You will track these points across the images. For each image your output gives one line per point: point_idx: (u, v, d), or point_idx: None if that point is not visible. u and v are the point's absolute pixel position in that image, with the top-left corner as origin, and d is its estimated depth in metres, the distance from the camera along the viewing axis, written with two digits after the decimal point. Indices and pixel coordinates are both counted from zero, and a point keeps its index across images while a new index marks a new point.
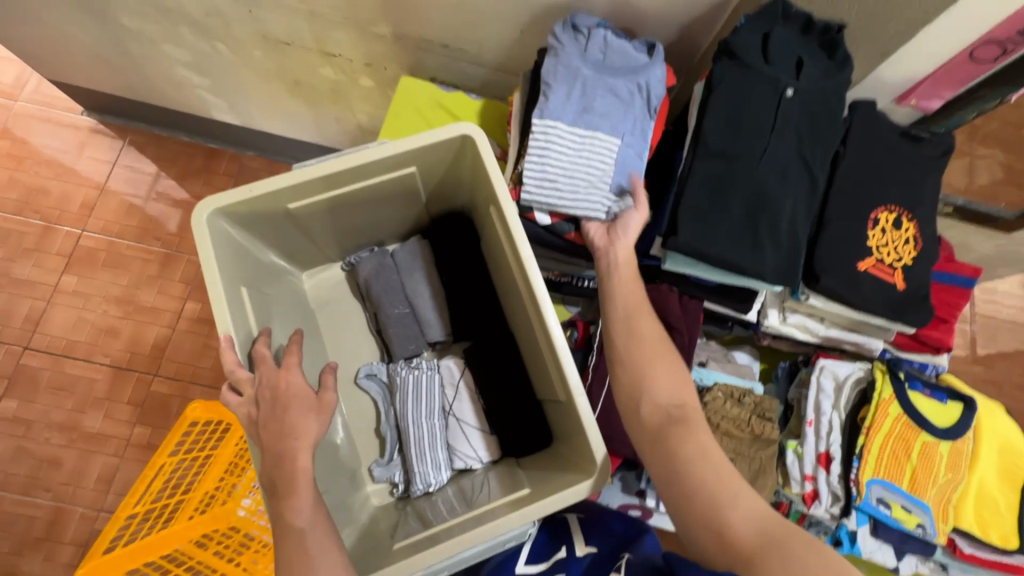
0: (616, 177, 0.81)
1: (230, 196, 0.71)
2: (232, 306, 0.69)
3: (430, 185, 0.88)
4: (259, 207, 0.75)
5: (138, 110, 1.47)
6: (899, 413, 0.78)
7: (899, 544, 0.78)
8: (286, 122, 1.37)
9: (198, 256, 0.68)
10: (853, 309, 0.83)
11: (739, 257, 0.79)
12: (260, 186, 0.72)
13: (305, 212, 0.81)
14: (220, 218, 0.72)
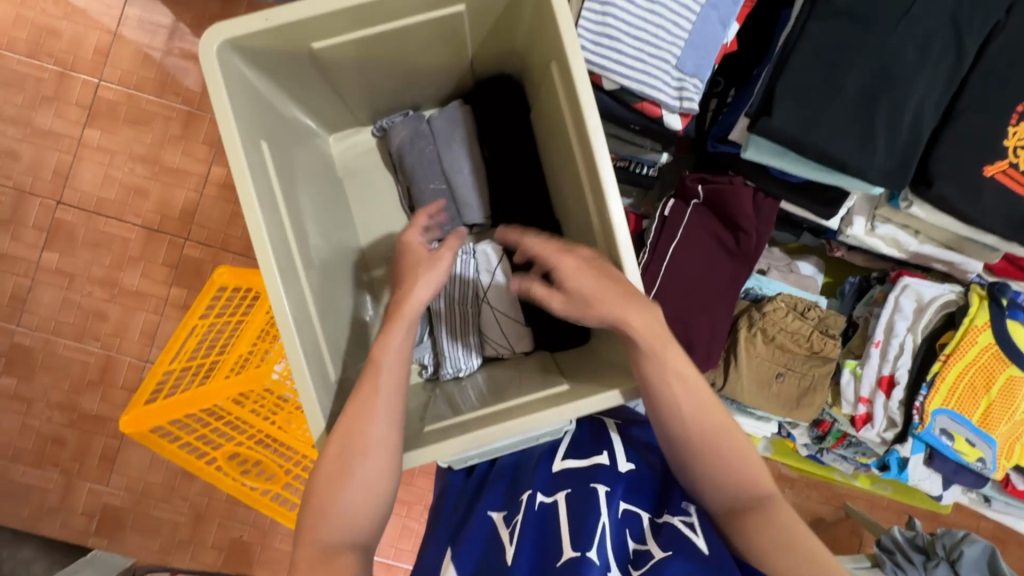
0: (689, 52, 0.69)
1: (245, 24, 0.60)
2: (252, 160, 0.61)
3: (478, 33, 0.74)
4: (279, 43, 0.64)
5: None
6: (989, 343, 0.70)
7: (951, 475, 0.75)
8: None
9: (210, 100, 0.58)
10: (962, 224, 0.71)
11: (840, 148, 0.66)
12: (278, 14, 0.60)
13: (331, 57, 0.70)
14: (235, 53, 0.62)
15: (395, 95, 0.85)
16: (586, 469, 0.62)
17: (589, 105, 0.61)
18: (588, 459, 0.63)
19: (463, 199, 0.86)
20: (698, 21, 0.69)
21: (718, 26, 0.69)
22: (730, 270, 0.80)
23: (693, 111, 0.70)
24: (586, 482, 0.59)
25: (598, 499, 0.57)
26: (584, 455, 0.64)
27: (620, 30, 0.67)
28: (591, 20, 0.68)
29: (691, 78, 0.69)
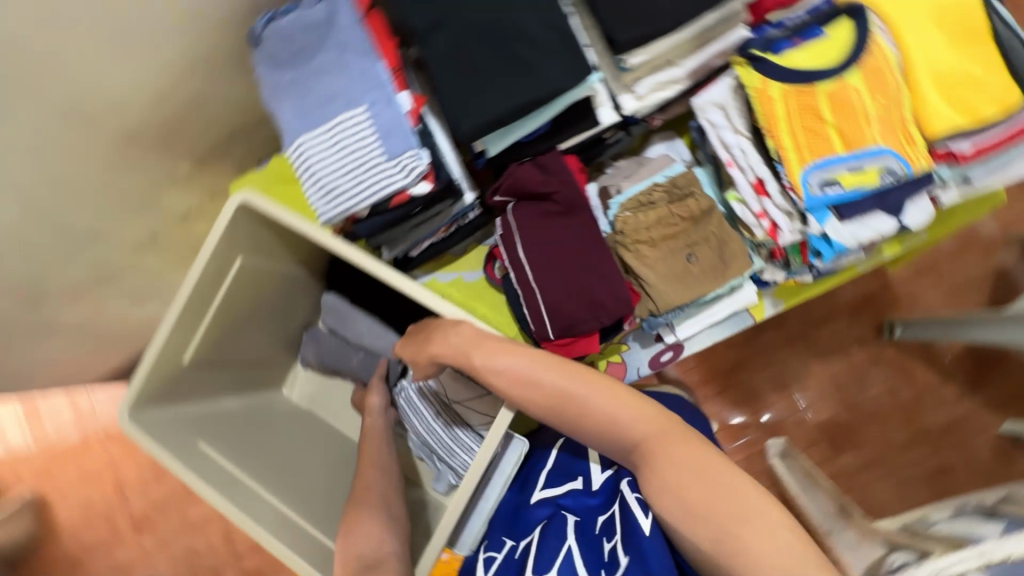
0: (387, 140, 0.79)
1: (129, 391, 0.75)
2: (199, 469, 0.73)
3: (279, 251, 0.89)
4: (163, 379, 0.79)
5: None
6: (783, 90, 0.64)
7: (885, 205, 0.64)
8: None
9: (149, 452, 0.73)
10: (678, 31, 0.71)
11: (525, 93, 0.71)
12: (140, 367, 0.75)
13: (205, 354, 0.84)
14: (141, 412, 0.76)
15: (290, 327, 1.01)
16: (566, 497, 0.72)
17: (350, 250, 0.76)
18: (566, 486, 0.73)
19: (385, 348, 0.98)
20: (373, 118, 0.79)
21: (390, 106, 0.79)
22: (575, 223, 0.84)
23: (425, 168, 0.80)
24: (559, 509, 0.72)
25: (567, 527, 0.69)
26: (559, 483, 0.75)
27: (335, 178, 0.80)
28: (316, 190, 0.82)
29: (405, 154, 0.79)
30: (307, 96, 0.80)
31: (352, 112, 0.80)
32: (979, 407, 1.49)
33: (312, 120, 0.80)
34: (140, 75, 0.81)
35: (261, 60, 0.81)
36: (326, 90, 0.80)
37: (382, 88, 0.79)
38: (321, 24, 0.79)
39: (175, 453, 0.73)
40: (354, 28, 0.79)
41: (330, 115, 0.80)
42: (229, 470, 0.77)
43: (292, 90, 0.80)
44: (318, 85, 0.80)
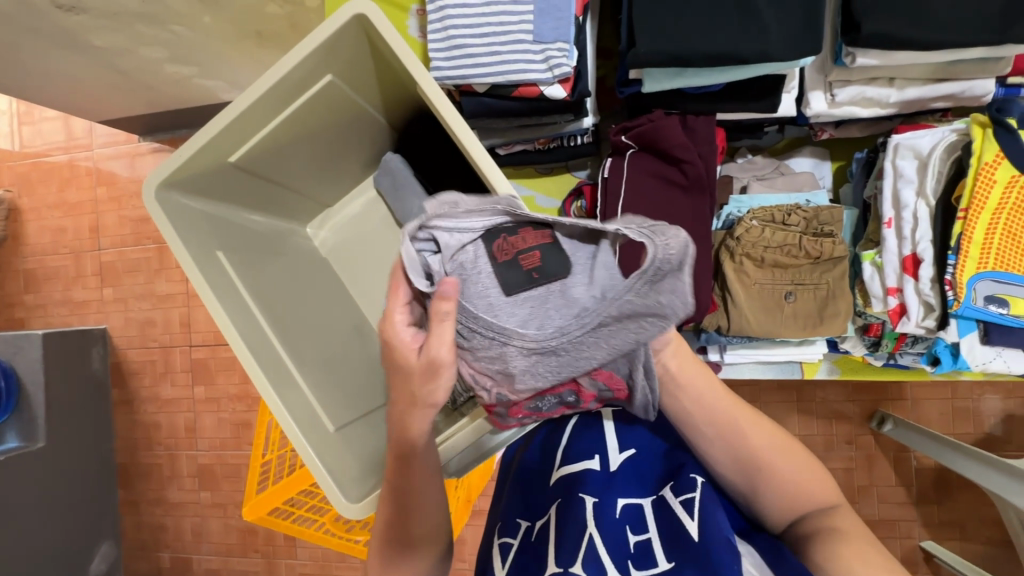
0: (541, 19, 0.66)
1: (169, 165, 0.70)
2: (206, 269, 0.70)
3: (371, 90, 0.80)
4: (202, 169, 0.74)
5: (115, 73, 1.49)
6: (1013, 178, 0.56)
7: None
8: (232, 33, 1.33)
9: (161, 235, 0.70)
10: (927, 52, 0.58)
11: (728, 41, 0.59)
12: (187, 146, 0.70)
13: (253, 160, 0.79)
14: (173, 191, 0.73)
15: (346, 166, 0.93)
16: (574, 475, 0.62)
17: (446, 106, 0.63)
18: (579, 464, 0.63)
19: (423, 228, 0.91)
20: None
21: None
22: (690, 204, 0.74)
23: (569, 75, 0.68)
24: (575, 490, 0.60)
25: (584, 509, 0.57)
26: (575, 459, 0.64)
27: (462, 35, 0.69)
28: (437, 40, 0.70)
29: (553, 44, 0.67)
30: None
31: None
32: (914, 518, 1.47)
33: None
34: None
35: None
36: None
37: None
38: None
39: (188, 245, 0.70)
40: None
41: None
42: (237, 281, 0.75)
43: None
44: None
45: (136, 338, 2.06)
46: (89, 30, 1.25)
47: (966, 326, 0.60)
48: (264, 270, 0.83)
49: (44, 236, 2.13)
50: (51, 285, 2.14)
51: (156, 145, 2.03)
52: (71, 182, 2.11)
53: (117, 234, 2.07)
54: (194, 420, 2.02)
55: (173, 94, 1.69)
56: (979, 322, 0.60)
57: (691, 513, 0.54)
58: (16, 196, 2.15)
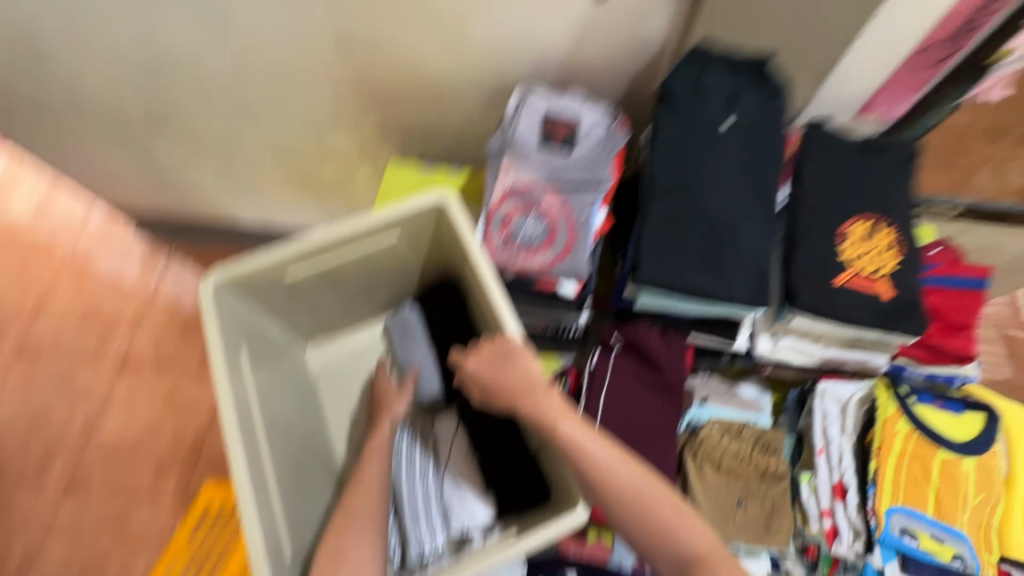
0: (569, 233, 0.85)
1: (235, 268, 0.80)
2: (227, 362, 0.76)
3: (419, 253, 0.95)
4: (259, 279, 0.84)
5: (161, 177, 1.66)
6: (910, 433, 0.75)
7: None
8: (283, 176, 1.55)
9: (203, 328, 0.77)
10: (842, 326, 0.80)
11: (709, 285, 0.79)
12: (260, 258, 0.81)
13: (301, 282, 0.90)
14: (226, 292, 0.81)
15: (368, 307, 1.04)
16: None
17: (489, 283, 0.79)
18: None
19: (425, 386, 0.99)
20: (576, 208, 0.85)
21: (593, 211, 0.86)
22: (662, 404, 0.87)
23: (582, 277, 0.85)
24: None
25: None
26: None
27: (507, 229, 0.85)
28: (485, 228, 0.86)
29: (578, 253, 0.84)
30: (534, 158, 0.87)
31: (558, 192, 0.86)
32: None
33: (522, 175, 0.86)
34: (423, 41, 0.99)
35: (497, 128, 0.92)
36: (551, 164, 0.87)
37: (583, 186, 0.86)
38: (553, 121, 0.89)
39: (223, 340, 0.77)
40: (574, 138, 0.89)
41: (538, 183, 0.86)
42: (245, 386, 0.79)
43: (511, 148, 0.88)
44: (531, 160, 0.87)
45: (18, 431, 1.79)
46: (162, 135, 1.44)
47: (888, 554, 0.74)
48: (266, 379, 0.87)
49: None
50: None
51: (146, 241, 2.06)
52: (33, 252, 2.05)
53: (55, 312, 1.94)
54: (38, 544, 1.65)
55: (195, 206, 1.82)
56: (898, 552, 0.74)
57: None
58: None
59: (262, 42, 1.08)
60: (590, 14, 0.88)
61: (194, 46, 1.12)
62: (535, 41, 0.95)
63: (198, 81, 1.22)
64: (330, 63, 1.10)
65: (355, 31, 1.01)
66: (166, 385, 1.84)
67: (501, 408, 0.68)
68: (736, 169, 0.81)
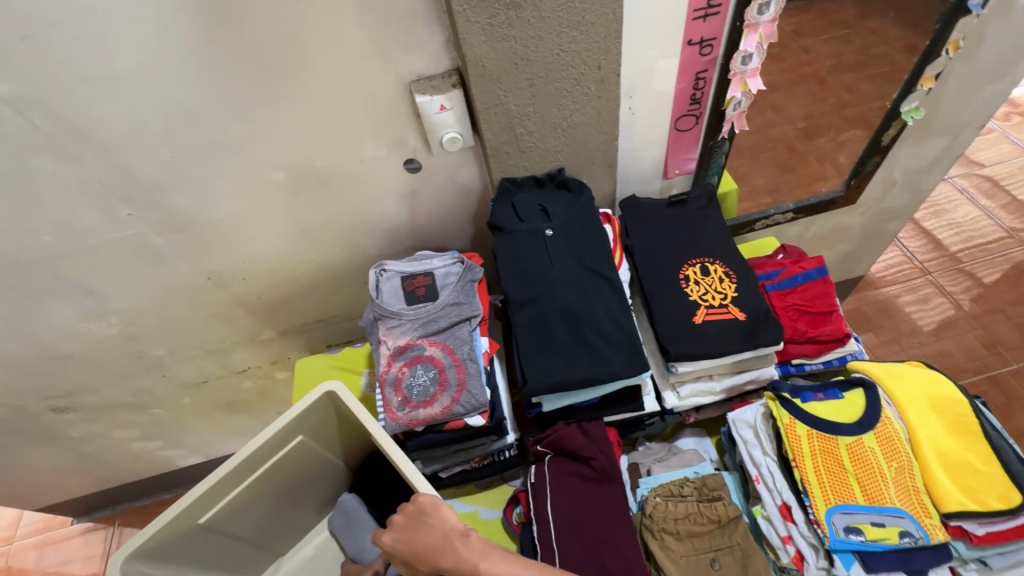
0: (459, 370, 0.90)
1: (138, 537, 0.77)
2: None
3: (332, 442, 0.97)
4: (170, 536, 0.81)
5: (85, 458, 1.63)
6: (809, 431, 0.78)
7: (907, 566, 0.71)
8: (207, 409, 1.57)
9: None
10: (719, 357, 0.87)
11: (589, 368, 0.85)
12: (163, 517, 0.79)
13: (218, 518, 0.88)
14: (135, 564, 0.77)
15: (304, 512, 1.01)
16: None
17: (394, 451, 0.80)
18: None
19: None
20: (457, 346, 0.92)
21: (473, 343, 0.93)
22: (606, 494, 0.87)
23: (485, 406, 0.89)
24: None
25: None
26: None
27: (401, 390, 0.89)
28: (382, 396, 0.90)
29: (472, 384, 0.89)
30: (405, 317, 0.94)
31: (436, 339, 0.93)
32: None
33: (400, 336, 0.93)
34: (283, 254, 1.11)
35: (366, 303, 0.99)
36: (421, 317, 0.94)
37: (457, 325, 0.94)
38: (412, 279, 0.99)
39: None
40: (435, 287, 0.98)
41: (416, 338, 0.93)
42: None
43: (383, 316, 0.95)
44: (403, 319, 0.94)
45: None
46: (74, 419, 1.45)
47: (848, 558, 0.72)
48: None
49: None
50: None
51: (90, 523, 1.96)
52: None
53: None
54: None
55: (129, 470, 1.77)
56: (855, 553, 0.72)
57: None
58: None
59: (141, 307, 1.16)
60: (411, 186, 1.03)
61: (80, 333, 1.18)
62: (377, 220, 1.08)
63: (94, 359, 1.27)
64: (211, 300, 1.19)
65: (220, 268, 1.11)
66: None
67: (429, 570, 0.67)
68: (574, 260, 0.92)
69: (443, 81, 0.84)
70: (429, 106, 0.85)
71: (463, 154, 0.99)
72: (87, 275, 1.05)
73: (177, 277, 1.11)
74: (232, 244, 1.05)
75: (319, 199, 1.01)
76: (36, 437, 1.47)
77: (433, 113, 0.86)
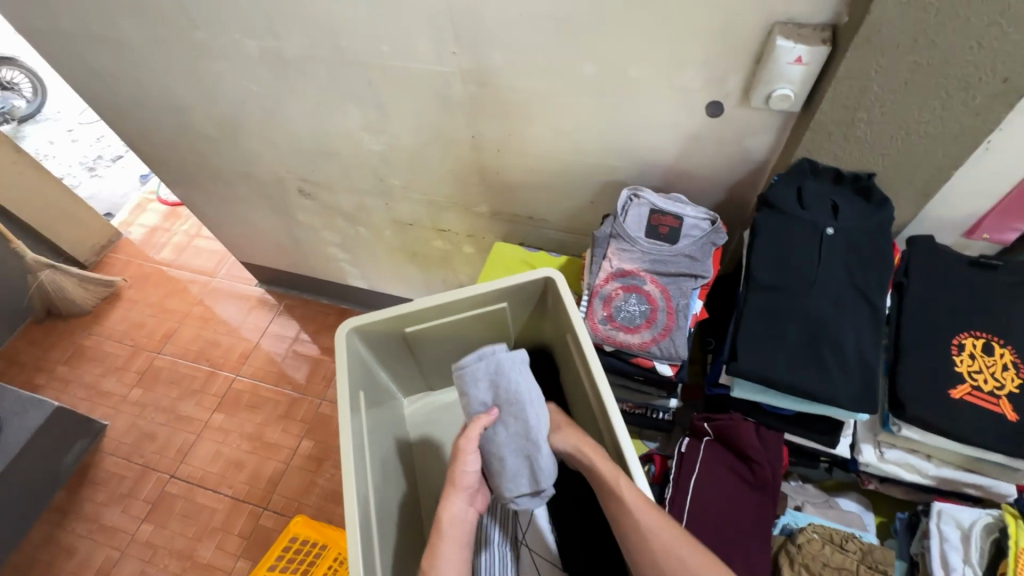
0: (671, 317, 0.90)
1: (364, 317, 0.90)
2: (350, 398, 0.84)
3: (520, 321, 1.02)
4: (383, 329, 0.94)
5: (294, 242, 1.96)
6: None
7: None
8: (396, 249, 1.78)
9: (334, 368, 0.86)
10: (959, 443, 0.77)
11: (807, 381, 0.80)
12: (386, 311, 0.91)
13: (414, 337, 0.98)
14: (355, 337, 0.91)
15: None
16: None
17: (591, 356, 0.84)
18: None
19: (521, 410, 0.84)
20: (677, 296, 0.92)
21: (692, 301, 0.92)
22: (756, 501, 0.85)
23: (679, 360, 0.89)
24: None
25: None
26: None
27: (609, 308, 0.92)
28: (588, 305, 0.94)
29: (677, 337, 0.89)
30: (638, 246, 0.96)
31: (660, 281, 0.93)
32: None
33: (626, 262, 0.95)
34: (543, 144, 1.17)
35: (605, 218, 1.02)
36: (654, 254, 0.95)
37: (684, 276, 0.93)
38: (659, 216, 0.99)
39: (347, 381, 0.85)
40: (677, 233, 0.98)
41: (641, 270, 0.94)
42: (359, 424, 0.86)
43: (618, 236, 0.98)
44: (636, 248, 0.96)
45: (124, 447, 2.02)
46: (305, 208, 1.73)
47: None
48: (376, 417, 0.95)
49: (121, 325, 2.37)
50: (90, 366, 2.26)
51: (266, 292, 2.37)
52: (178, 294, 2.44)
53: (182, 346, 2.26)
54: (115, 561, 1.80)
55: (315, 267, 2.10)
56: None
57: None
58: (126, 286, 2.49)
59: (408, 138, 1.31)
60: (698, 130, 1.00)
61: (354, 138, 1.37)
62: (644, 149, 1.08)
63: (348, 165, 1.48)
64: (459, 157, 1.30)
65: (485, 133, 1.20)
66: (256, 424, 2.02)
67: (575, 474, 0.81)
68: (840, 271, 0.85)
69: (813, 33, 0.79)
70: (785, 54, 0.80)
71: (772, 118, 0.93)
72: (389, 92, 1.20)
73: (449, 125, 1.22)
74: (509, 115, 1.13)
75: (609, 106, 1.03)
76: (275, 207, 1.78)
77: (784, 62, 0.81)
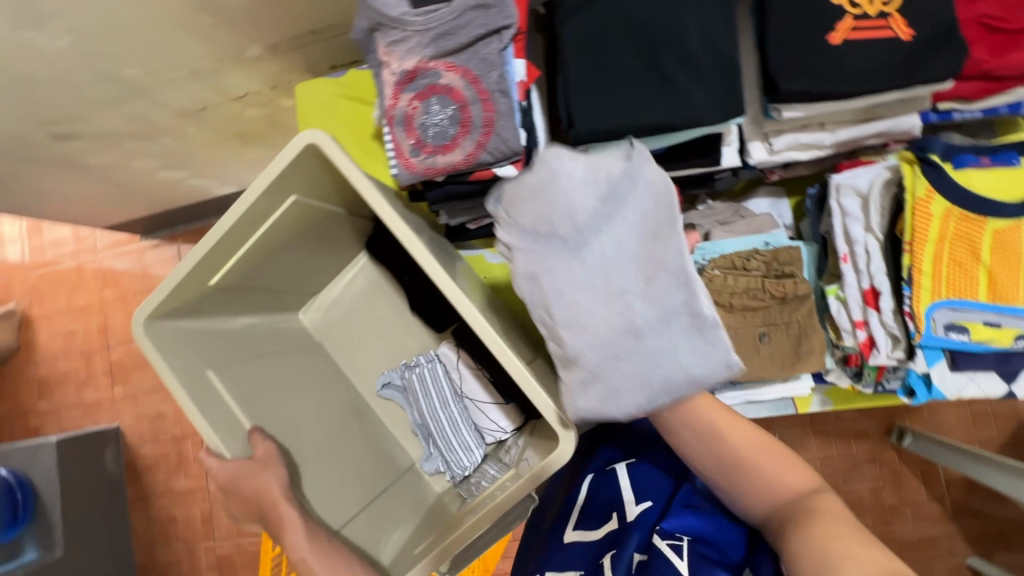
0: (487, 102, 0.69)
1: (152, 298, 0.71)
2: (195, 391, 0.72)
3: (333, 193, 0.81)
4: (186, 296, 0.75)
5: (121, 187, 1.63)
6: (948, 212, 0.67)
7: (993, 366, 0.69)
8: (221, 140, 1.44)
9: (153, 369, 0.71)
10: (849, 100, 0.62)
11: (660, 111, 0.62)
12: (168, 280, 0.71)
13: (235, 278, 0.80)
14: (161, 321, 0.74)
15: (329, 259, 0.96)
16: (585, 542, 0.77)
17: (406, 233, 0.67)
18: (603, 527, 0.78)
19: (572, 318, 0.58)
20: (483, 73, 0.69)
21: (504, 67, 0.69)
22: None
23: (518, 154, 0.71)
24: (596, 556, 0.74)
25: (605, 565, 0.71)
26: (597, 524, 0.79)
27: (416, 129, 0.72)
28: (393, 138, 0.73)
29: (505, 126, 0.69)
30: (409, 26, 0.68)
31: (456, 62, 0.69)
32: (954, 532, 1.31)
33: (406, 55, 0.70)
34: None
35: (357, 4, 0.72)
36: (432, 26, 0.68)
37: (481, 37, 0.68)
38: None
39: (179, 374, 0.71)
40: None
41: (428, 59, 0.69)
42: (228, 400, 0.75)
43: (381, 25, 0.70)
44: (408, 31, 0.69)
45: (148, 432, 1.99)
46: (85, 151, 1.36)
47: (931, 355, 0.69)
48: (255, 364, 0.84)
49: (54, 342, 2.24)
50: (63, 389, 2.22)
51: (155, 242, 2.11)
52: (78, 287, 2.22)
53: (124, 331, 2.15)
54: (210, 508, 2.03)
55: (169, 196, 1.79)
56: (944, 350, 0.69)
57: (681, 555, 0.65)
58: (26, 307, 2.27)
59: (82, 7, 0.88)
60: None
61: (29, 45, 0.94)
62: None
63: (65, 82, 1.06)
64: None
65: None
66: None
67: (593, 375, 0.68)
68: None
69: None
70: None
71: None
72: None
73: None
74: None
75: None
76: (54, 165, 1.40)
77: None
